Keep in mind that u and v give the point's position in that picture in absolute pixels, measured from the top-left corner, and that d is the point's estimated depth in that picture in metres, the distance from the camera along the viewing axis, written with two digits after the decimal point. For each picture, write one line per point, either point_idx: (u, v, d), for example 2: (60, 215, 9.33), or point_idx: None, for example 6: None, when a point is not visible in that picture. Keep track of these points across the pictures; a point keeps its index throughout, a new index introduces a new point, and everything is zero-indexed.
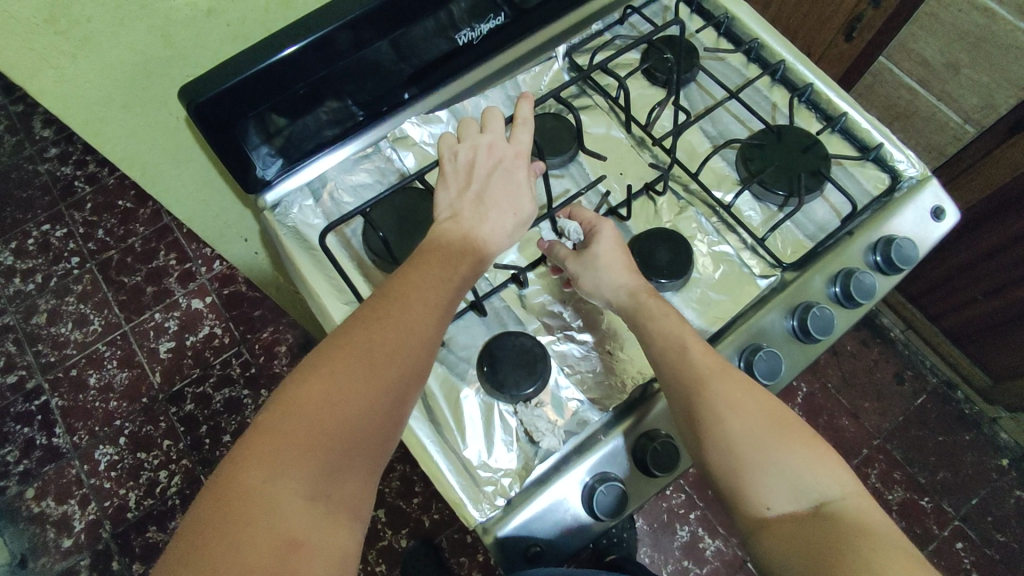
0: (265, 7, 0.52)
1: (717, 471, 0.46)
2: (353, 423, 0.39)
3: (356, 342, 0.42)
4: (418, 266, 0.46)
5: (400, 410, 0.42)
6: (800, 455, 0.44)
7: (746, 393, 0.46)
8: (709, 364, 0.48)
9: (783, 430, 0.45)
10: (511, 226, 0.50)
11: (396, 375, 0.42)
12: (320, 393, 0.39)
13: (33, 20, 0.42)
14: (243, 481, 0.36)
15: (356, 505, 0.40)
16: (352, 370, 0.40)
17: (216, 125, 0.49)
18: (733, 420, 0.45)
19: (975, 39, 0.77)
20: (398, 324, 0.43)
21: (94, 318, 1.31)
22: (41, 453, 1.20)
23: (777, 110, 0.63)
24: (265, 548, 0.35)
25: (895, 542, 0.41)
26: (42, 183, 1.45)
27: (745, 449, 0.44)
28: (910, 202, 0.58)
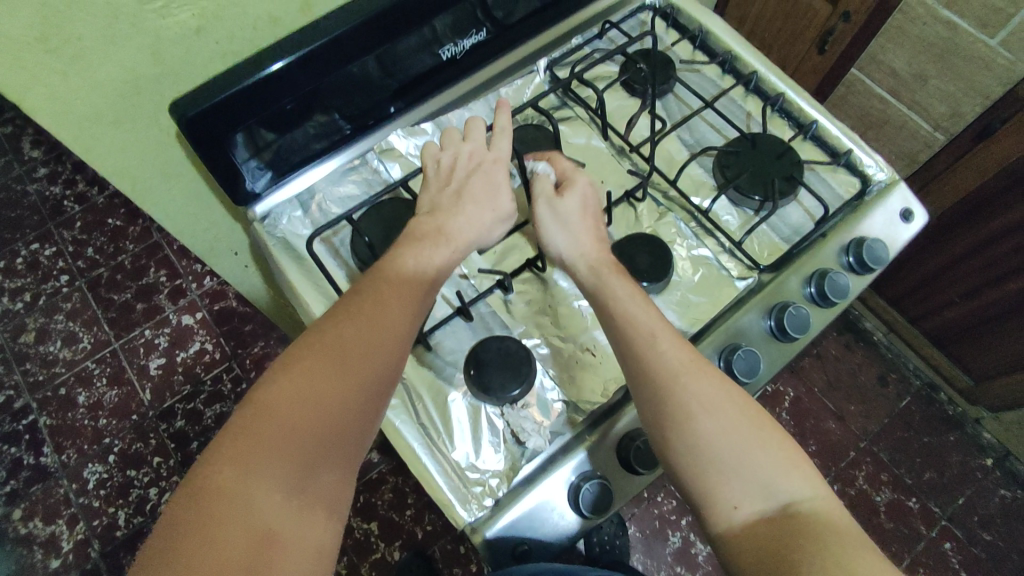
0: (254, 24, 0.54)
1: (682, 469, 0.46)
2: (328, 421, 0.40)
3: (330, 342, 0.43)
4: (397, 265, 0.47)
5: (376, 407, 0.43)
6: (766, 453, 0.44)
7: (720, 391, 0.46)
8: (679, 362, 0.47)
9: (753, 428, 0.45)
10: (488, 218, 0.52)
11: (371, 374, 0.43)
12: (295, 391, 0.40)
13: (26, 39, 0.43)
14: (217, 479, 0.37)
15: (332, 501, 0.41)
16: (328, 369, 0.41)
17: (205, 138, 0.50)
18: (703, 417, 0.45)
19: (941, 50, 0.80)
20: (373, 324, 0.44)
21: (83, 335, 1.31)
22: (29, 472, 1.19)
23: (752, 119, 0.66)
24: (240, 544, 0.36)
25: (855, 533, 0.42)
26: (31, 203, 1.46)
27: (713, 446, 0.44)
28: (880, 205, 0.60)
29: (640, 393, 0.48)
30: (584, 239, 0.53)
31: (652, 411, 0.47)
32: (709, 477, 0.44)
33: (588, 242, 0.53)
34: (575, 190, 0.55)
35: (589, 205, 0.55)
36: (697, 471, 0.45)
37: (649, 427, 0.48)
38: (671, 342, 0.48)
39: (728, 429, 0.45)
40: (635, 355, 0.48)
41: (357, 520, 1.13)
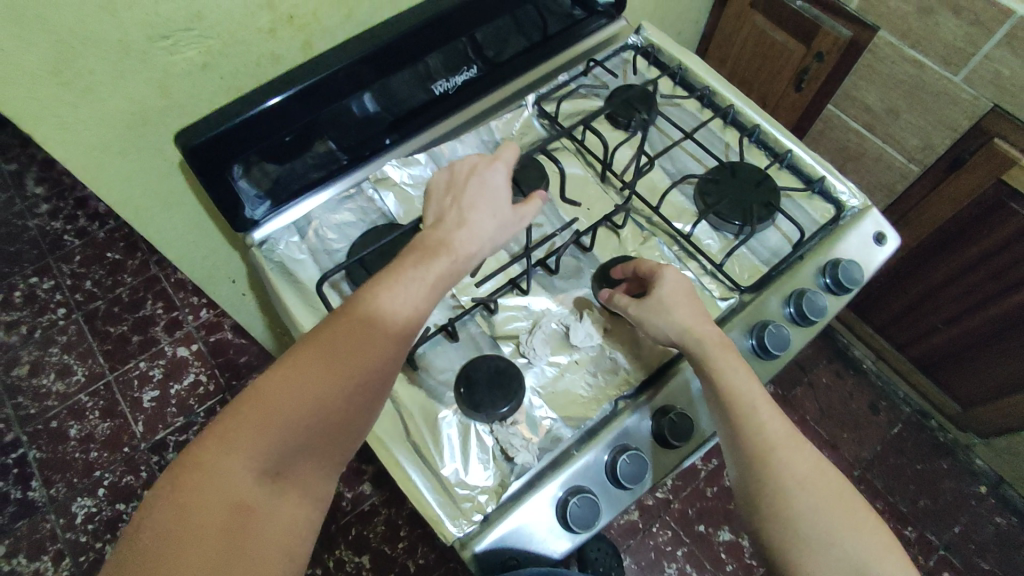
0: (257, 62, 0.58)
1: (774, 544, 0.45)
2: (310, 414, 0.42)
3: (325, 339, 0.44)
4: (395, 265, 0.48)
5: (366, 408, 0.44)
6: (858, 533, 0.44)
7: (817, 470, 0.46)
8: (779, 435, 0.47)
9: (848, 513, 0.45)
10: (490, 225, 0.51)
11: (361, 373, 0.43)
12: (284, 388, 0.42)
13: (42, 74, 0.46)
14: (201, 454, 0.40)
15: (308, 483, 0.43)
16: (317, 365, 0.43)
17: (208, 166, 0.53)
18: (802, 497, 0.45)
19: (909, 87, 0.85)
20: (366, 324, 0.45)
21: (77, 368, 1.31)
22: (15, 507, 1.17)
23: (730, 149, 0.69)
24: (215, 517, 0.39)
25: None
26: (32, 238, 1.48)
27: (810, 524, 0.44)
28: (853, 229, 0.63)
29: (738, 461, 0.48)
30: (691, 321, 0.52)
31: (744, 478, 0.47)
32: (803, 559, 0.44)
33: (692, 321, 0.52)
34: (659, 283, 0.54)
35: (682, 289, 0.54)
36: (788, 551, 0.44)
37: (741, 496, 0.48)
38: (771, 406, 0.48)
39: (825, 507, 0.45)
40: (730, 419, 0.48)
41: (348, 553, 1.11)
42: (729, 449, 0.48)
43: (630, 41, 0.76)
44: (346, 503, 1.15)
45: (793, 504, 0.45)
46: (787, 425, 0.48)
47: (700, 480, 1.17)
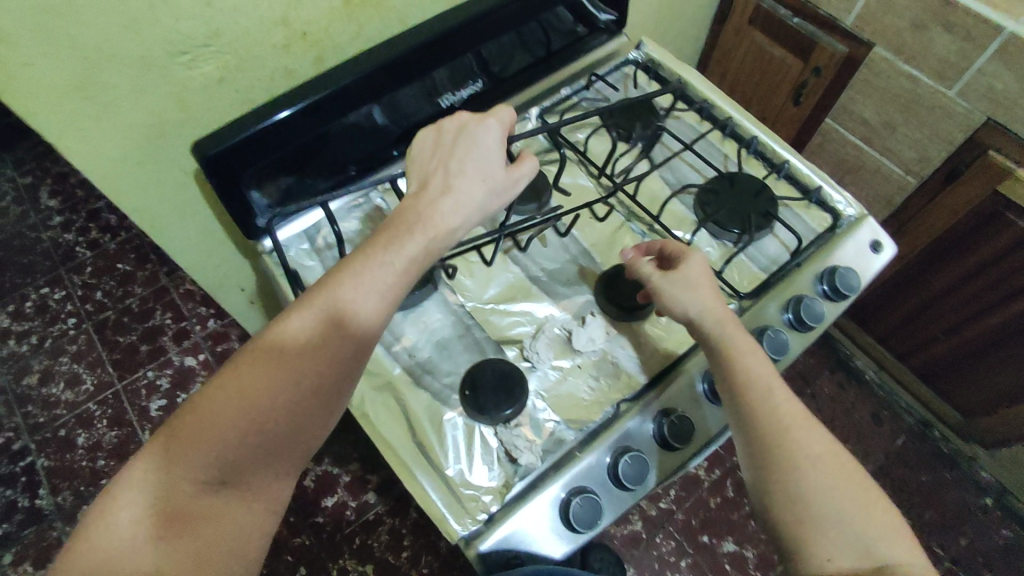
0: (270, 76, 0.60)
1: (783, 522, 0.45)
2: (261, 421, 0.42)
3: (276, 344, 0.43)
4: (349, 263, 0.46)
5: (319, 410, 0.44)
6: (867, 513, 0.45)
7: (827, 451, 0.47)
8: (787, 415, 0.48)
9: (858, 493, 0.45)
10: (481, 192, 0.50)
11: (311, 379, 0.43)
12: (234, 395, 0.42)
13: (67, 88, 0.48)
14: (154, 460, 0.40)
15: (266, 489, 0.43)
16: (267, 372, 0.42)
17: (223, 176, 0.55)
18: (814, 472, 0.45)
19: (905, 101, 0.87)
20: (318, 328, 0.44)
21: (86, 377, 1.33)
22: (22, 515, 1.18)
23: (728, 160, 0.71)
24: (164, 523, 0.39)
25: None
26: (44, 249, 1.51)
27: (821, 499, 0.45)
28: (850, 236, 0.64)
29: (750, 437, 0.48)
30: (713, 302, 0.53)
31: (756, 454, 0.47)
32: (814, 536, 0.44)
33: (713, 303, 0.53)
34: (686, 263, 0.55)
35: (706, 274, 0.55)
36: (798, 529, 0.44)
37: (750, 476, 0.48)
38: (782, 389, 0.49)
39: (835, 484, 0.45)
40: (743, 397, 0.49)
41: (353, 562, 1.12)
42: (738, 429, 0.49)
43: (631, 55, 0.78)
44: (350, 512, 1.16)
45: (805, 478, 0.45)
46: (795, 407, 0.49)
47: (704, 491, 1.18)
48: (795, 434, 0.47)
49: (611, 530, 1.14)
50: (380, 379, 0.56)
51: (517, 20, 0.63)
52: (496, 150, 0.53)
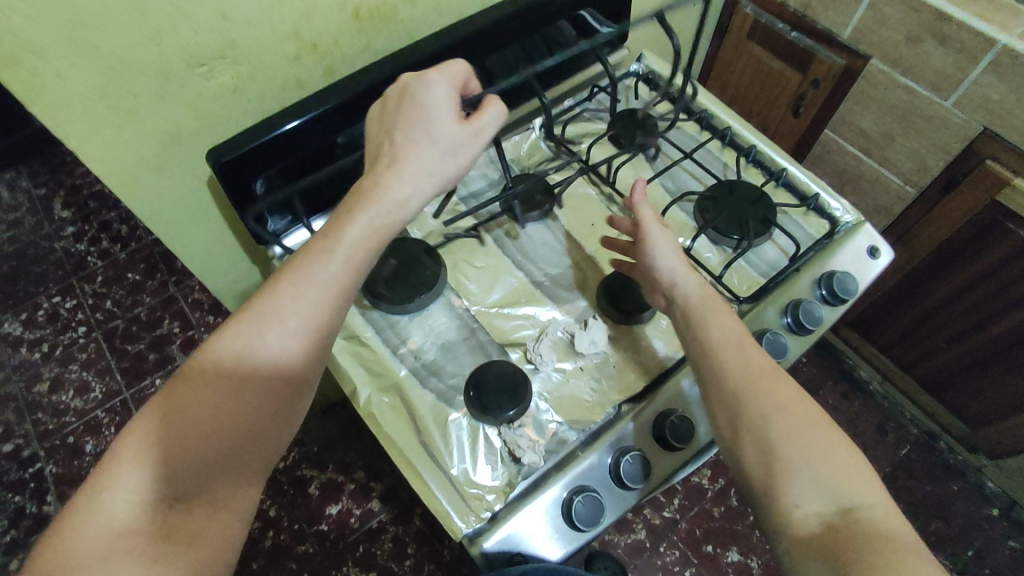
0: (283, 87, 0.62)
1: (751, 468, 0.45)
2: (226, 428, 0.43)
3: (227, 353, 0.44)
4: (293, 266, 0.46)
5: (291, 402, 0.46)
6: (837, 460, 0.44)
7: (792, 398, 0.46)
8: (751, 363, 0.48)
9: (824, 437, 0.45)
10: (429, 159, 0.50)
11: (270, 381, 0.45)
12: (194, 407, 0.42)
13: (90, 97, 0.50)
14: (109, 483, 0.40)
15: (238, 494, 0.44)
16: (225, 380, 0.43)
17: (236, 181, 0.57)
18: (779, 420, 0.45)
19: (902, 112, 0.88)
20: (270, 332, 0.44)
21: (95, 385, 1.34)
22: (30, 521, 1.19)
23: (728, 168, 0.73)
24: (130, 541, 0.38)
25: (918, 555, 0.40)
26: (57, 259, 1.53)
27: (787, 445, 0.44)
28: (848, 242, 0.65)
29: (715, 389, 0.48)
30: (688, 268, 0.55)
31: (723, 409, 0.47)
32: (779, 479, 0.44)
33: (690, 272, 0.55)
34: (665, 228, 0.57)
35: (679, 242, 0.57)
36: (765, 475, 0.44)
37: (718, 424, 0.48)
38: (747, 341, 0.50)
39: (802, 431, 0.45)
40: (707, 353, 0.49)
41: (357, 571, 1.12)
42: (703, 383, 0.49)
43: (632, 68, 0.80)
44: (354, 520, 1.16)
45: (771, 426, 0.45)
46: (760, 356, 0.49)
47: (707, 500, 1.19)
48: (760, 384, 0.47)
49: (614, 540, 1.15)
50: (385, 380, 0.57)
51: (520, 31, 0.66)
52: (445, 104, 0.51)
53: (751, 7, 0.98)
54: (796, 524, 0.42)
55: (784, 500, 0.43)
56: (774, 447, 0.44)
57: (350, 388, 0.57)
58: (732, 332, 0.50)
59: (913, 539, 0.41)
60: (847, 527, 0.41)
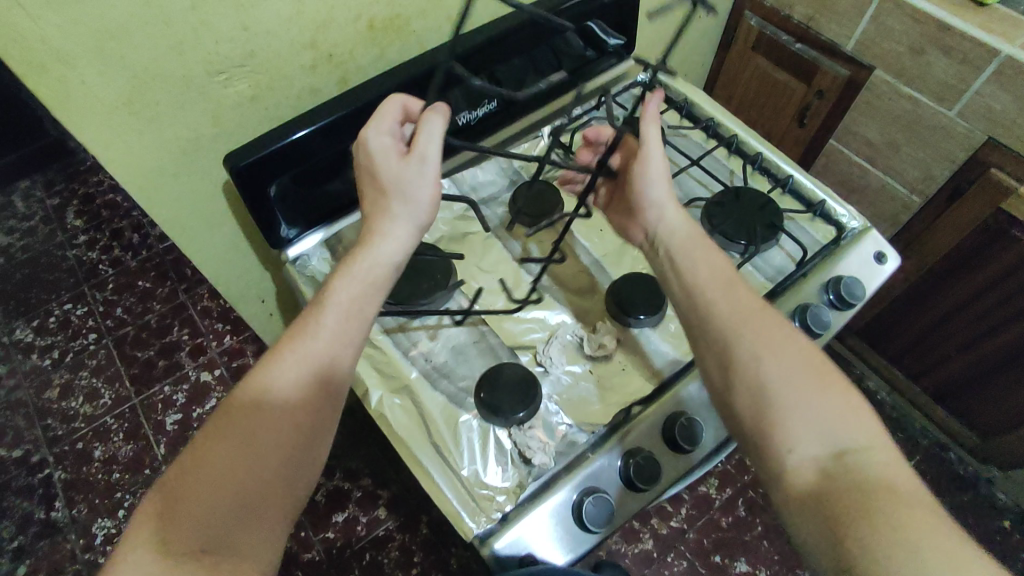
0: (299, 95, 0.63)
1: (743, 415, 0.46)
2: (242, 474, 0.43)
3: (239, 406, 0.45)
4: (296, 326, 0.50)
5: (302, 453, 0.46)
6: (831, 401, 0.44)
7: (780, 337, 0.47)
8: (735, 308, 0.49)
9: (813, 379, 0.45)
10: (399, 211, 0.53)
11: (281, 425, 0.45)
12: (210, 458, 0.43)
13: (115, 105, 0.52)
14: (132, 547, 0.39)
15: (262, 546, 0.42)
16: (238, 430, 0.44)
17: (252, 186, 0.58)
18: (769, 361, 0.46)
19: (907, 122, 0.89)
20: (278, 379, 0.46)
21: (104, 391, 1.36)
22: (38, 527, 1.20)
23: (734, 175, 0.73)
24: None
25: (913, 495, 0.40)
26: (69, 266, 1.55)
27: (776, 386, 0.45)
28: (855, 247, 0.66)
29: (701, 334, 0.50)
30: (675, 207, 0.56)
31: (714, 356, 0.49)
32: (771, 423, 0.44)
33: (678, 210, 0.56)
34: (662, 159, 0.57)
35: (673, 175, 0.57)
36: (758, 420, 0.45)
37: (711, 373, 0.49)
38: (734, 286, 0.51)
39: (793, 372, 0.45)
40: (690, 300, 0.51)
41: None
42: (694, 336, 0.51)
43: (639, 78, 0.81)
44: (360, 528, 1.16)
45: (761, 368, 0.46)
46: (746, 301, 0.50)
47: (715, 510, 1.18)
48: (750, 328, 0.48)
49: (621, 549, 1.15)
50: (397, 381, 0.58)
51: (532, 43, 0.67)
52: (382, 151, 0.53)
53: (756, 20, 0.99)
54: (787, 468, 0.43)
55: (775, 444, 0.44)
56: (764, 390, 0.45)
57: (362, 390, 0.58)
58: (714, 275, 0.52)
59: (910, 479, 0.41)
60: (841, 472, 0.41)
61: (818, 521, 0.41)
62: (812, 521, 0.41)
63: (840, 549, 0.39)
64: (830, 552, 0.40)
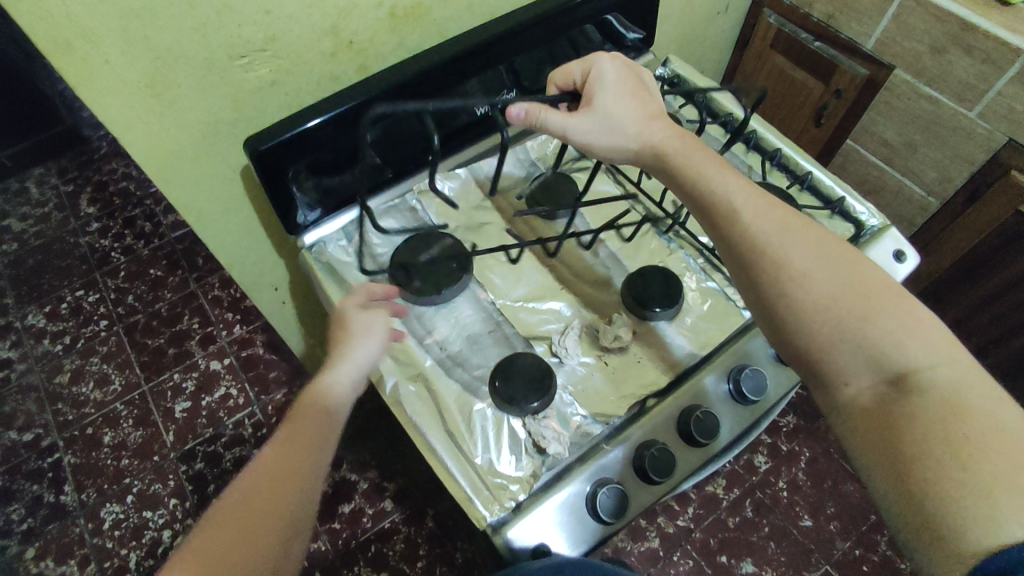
0: (319, 82, 0.63)
1: (788, 346, 0.49)
2: (249, 544, 0.45)
3: (250, 482, 0.49)
4: (295, 418, 0.53)
5: (290, 539, 0.47)
6: (884, 321, 0.46)
7: (820, 253, 0.48)
8: (769, 230, 0.49)
9: (862, 300, 0.46)
10: (355, 342, 0.56)
11: (287, 498, 0.48)
12: (224, 529, 0.45)
13: (138, 85, 0.52)
14: None
15: None
16: (249, 503, 0.47)
17: (271, 170, 0.58)
18: (809, 288, 0.47)
19: (926, 122, 0.89)
20: (283, 459, 0.50)
21: (115, 377, 1.36)
22: (47, 511, 1.21)
23: (753, 171, 0.73)
24: None
25: (977, 411, 0.42)
26: (81, 253, 1.56)
27: (820, 315, 0.46)
28: (874, 245, 0.66)
29: (735, 262, 0.51)
30: (630, 128, 0.57)
31: (749, 283, 0.50)
32: (823, 357, 0.47)
33: (635, 124, 0.57)
34: (604, 83, 0.57)
35: (624, 95, 0.58)
36: (807, 353, 0.48)
37: (748, 299, 0.50)
38: (758, 204, 0.51)
39: (837, 297, 0.46)
40: (716, 222, 0.51)
41: (367, 570, 1.12)
42: (730, 263, 0.51)
43: (658, 72, 0.80)
44: (367, 519, 1.17)
45: (800, 300, 0.47)
46: (780, 219, 0.50)
47: (722, 510, 1.18)
48: (784, 251, 0.48)
49: (627, 547, 1.15)
50: (412, 369, 0.58)
51: (549, 34, 0.66)
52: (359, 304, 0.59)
53: (773, 17, 0.98)
54: (848, 398, 0.47)
55: (831, 377, 0.47)
56: (807, 320, 0.47)
57: (376, 376, 0.57)
58: (745, 195, 0.51)
59: (977, 391, 0.43)
60: (900, 398, 0.44)
61: (878, 451, 0.44)
62: (873, 450, 0.45)
63: (903, 475, 0.42)
64: (892, 478, 0.43)
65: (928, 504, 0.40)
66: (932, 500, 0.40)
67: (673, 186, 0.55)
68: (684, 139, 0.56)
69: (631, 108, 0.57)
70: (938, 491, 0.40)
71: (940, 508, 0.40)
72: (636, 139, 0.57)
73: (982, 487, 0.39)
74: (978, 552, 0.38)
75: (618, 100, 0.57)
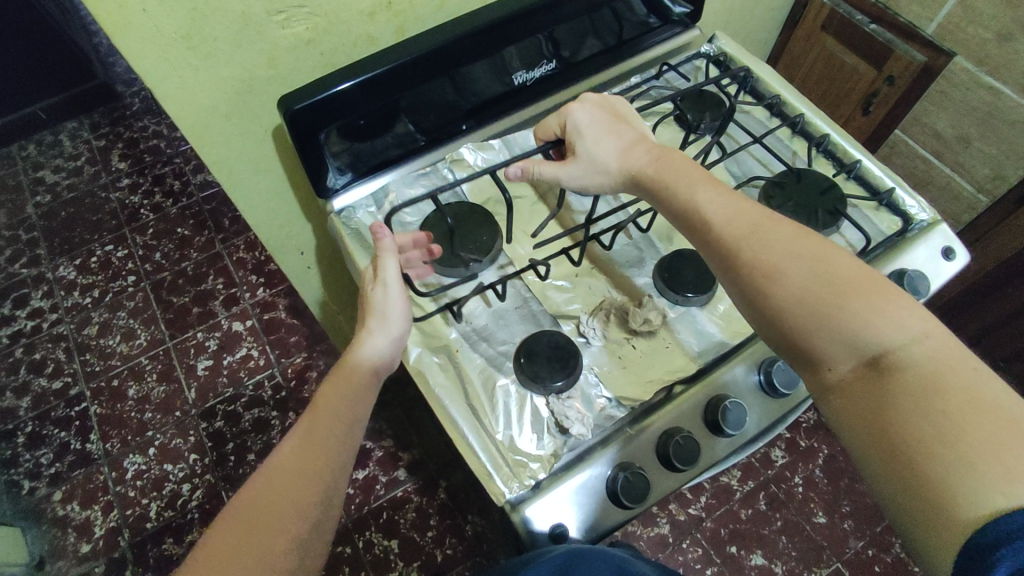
0: (354, 43, 0.62)
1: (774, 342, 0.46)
2: (288, 507, 0.45)
3: (290, 448, 0.48)
4: (334, 381, 0.52)
5: (309, 536, 0.45)
6: (859, 302, 0.42)
7: (794, 248, 0.45)
8: (741, 230, 0.47)
9: (833, 288, 0.43)
10: (375, 328, 0.53)
11: (325, 463, 0.47)
12: (266, 492, 0.45)
13: (174, 36, 0.51)
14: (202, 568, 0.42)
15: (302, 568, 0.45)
16: (289, 468, 0.46)
17: (304, 131, 0.57)
18: (784, 284, 0.44)
19: (984, 114, 0.84)
20: (323, 426, 0.49)
21: (140, 332, 1.39)
22: (74, 457, 1.24)
23: (797, 156, 0.70)
24: None
25: (960, 385, 0.39)
26: (111, 209, 1.58)
27: (795, 308, 0.44)
28: (921, 241, 0.63)
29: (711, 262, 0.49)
30: (613, 158, 0.55)
31: (732, 285, 0.47)
32: (802, 348, 0.44)
33: (617, 155, 0.56)
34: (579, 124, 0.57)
35: (602, 128, 0.57)
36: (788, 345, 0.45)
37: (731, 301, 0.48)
38: (721, 202, 0.49)
39: (809, 287, 0.43)
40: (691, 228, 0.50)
41: (378, 536, 1.14)
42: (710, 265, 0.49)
43: (704, 48, 0.77)
44: (380, 486, 1.18)
45: (772, 297, 0.44)
46: (751, 218, 0.47)
47: (735, 502, 1.17)
48: (752, 249, 0.46)
49: (637, 531, 1.15)
50: (437, 341, 0.57)
51: (591, 6, 0.64)
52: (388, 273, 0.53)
53: None
54: (834, 385, 0.43)
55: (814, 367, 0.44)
56: (784, 315, 0.44)
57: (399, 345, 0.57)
58: (716, 203, 0.49)
59: (959, 364, 0.40)
60: (882, 380, 0.41)
61: (865, 439, 0.41)
62: (862, 437, 0.41)
63: (894, 462, 0.39)
64: (884, 466, 0.40)
65: (926, 493, 0.37)
66: (927, 488, 0.37)
67: (658, 202, 0.52)
68: (663, 159, 0.53)
69: (609, 142, 0.56)
70: (930, 480, 0.37)
71: (937, 494, 0.37)
72: (617, 172, 0.55)
73: (971, 471, 0.36)
74: (973, 528, 0.35)
75: (594, 137, 0.57)
